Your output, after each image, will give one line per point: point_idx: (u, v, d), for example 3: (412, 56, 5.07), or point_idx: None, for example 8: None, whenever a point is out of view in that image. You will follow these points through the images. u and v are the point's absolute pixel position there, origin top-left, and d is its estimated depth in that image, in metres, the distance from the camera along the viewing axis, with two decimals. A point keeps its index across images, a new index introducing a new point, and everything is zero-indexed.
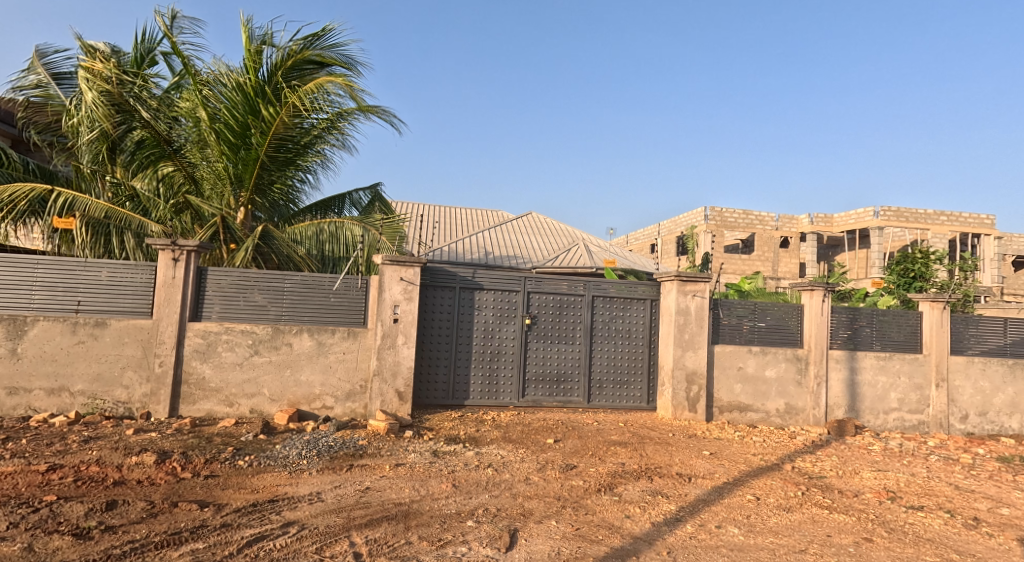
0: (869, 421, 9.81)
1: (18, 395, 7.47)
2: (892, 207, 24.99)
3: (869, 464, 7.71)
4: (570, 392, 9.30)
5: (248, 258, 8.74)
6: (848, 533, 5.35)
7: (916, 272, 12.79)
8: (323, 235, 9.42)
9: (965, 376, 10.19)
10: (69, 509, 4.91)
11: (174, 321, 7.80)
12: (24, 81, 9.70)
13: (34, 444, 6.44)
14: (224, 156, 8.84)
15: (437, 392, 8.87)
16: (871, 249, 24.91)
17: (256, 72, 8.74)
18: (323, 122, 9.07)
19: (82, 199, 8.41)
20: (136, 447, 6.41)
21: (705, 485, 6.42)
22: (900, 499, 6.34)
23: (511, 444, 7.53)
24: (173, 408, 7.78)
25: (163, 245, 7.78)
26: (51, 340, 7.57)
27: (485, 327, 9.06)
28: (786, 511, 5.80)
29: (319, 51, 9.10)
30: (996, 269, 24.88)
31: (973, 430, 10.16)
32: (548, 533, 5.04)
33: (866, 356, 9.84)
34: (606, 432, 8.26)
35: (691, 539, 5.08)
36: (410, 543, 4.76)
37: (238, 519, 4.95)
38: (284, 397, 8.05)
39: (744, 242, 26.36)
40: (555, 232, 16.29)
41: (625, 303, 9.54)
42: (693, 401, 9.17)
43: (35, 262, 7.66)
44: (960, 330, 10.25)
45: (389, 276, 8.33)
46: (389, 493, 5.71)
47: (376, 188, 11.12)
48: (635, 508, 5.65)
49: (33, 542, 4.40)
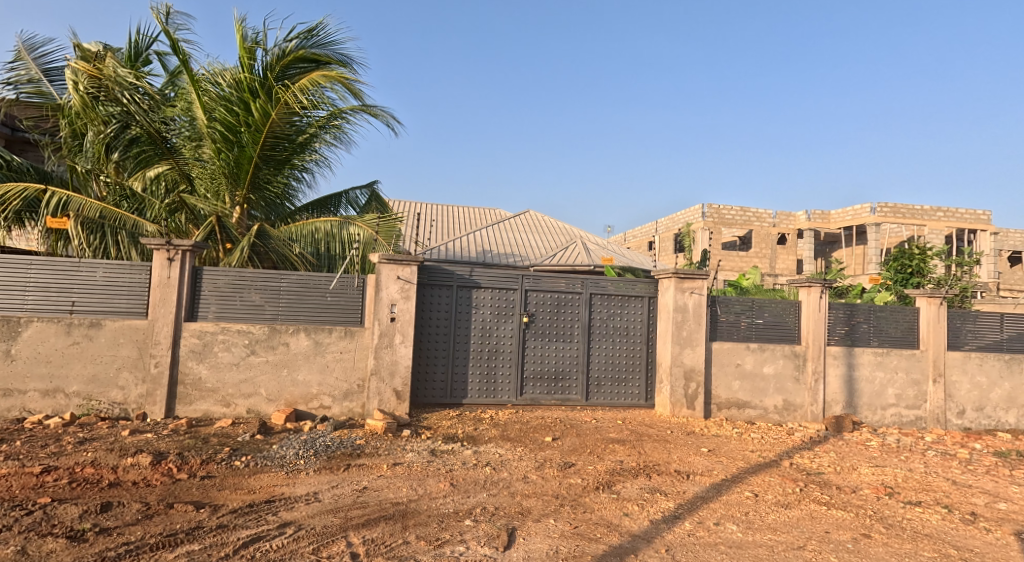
0: (867, 417, 9.82)
1: (13, 397, 7.45)
2: (889, 203, 25.08)
3: (867, 460, 7.71)
4: (568, 389, 9.29)
5: (244, 258, 8.80)
6: (847, 529, 5.35)
7: (914, 268, 12.81)
8: (318, 235, 9.34)
9: (962, 372, 10.19)
10: (63, 511, 4.88)
11: (170, 321, 7.77)
12: (16, 76, 9.62)
13: (30, 446, 6.41)
14: (219, 156, 8.78)
15: (435, 391, 8.85)
16: (869, 245, 24.90)
17: (251, 70, 8.72)
18: (319, 120, 9.05)
19: (75, 198, 8.33)
20: (132, 448, 6.39)
21: (703, 482, 6.41)
22: (898, 495, 6.33)
23: (509, 442, 7.51)
24: (170, 409, 7.76)
25: (158, 245, 7.75)
26: (46, 341, 7.54)
27: (483, 325, 9.04)
28: (784, 508, 5.79)
29: (315, 50, 9.09)
30: (993, 264, 24.58)
31: (971, 425, 10.17)
32: (546, 532, 5.03)
33: (864, 352, 9.84)
34: (604, 429, 8.24)
35: (690, 537, 5.07)
36: (408, 543, 4.75)
37: (234, 520, 4.93)
38: (281, 397, 8.02)
39: (742, 239, 26.42)
40: (553, 230, 16.29)
41: (623, 300, 9.53)
42: (690, 398, 9.17)
43: (28, 262, 7.62)
44: (957, 325, 10.26)
45: (386, 274, 8.31)
46: (386, 492, 5.69)
47: (373, 186, 11.11)
48: (633, 506, 5.64)
49: (27, 545, 4.38)
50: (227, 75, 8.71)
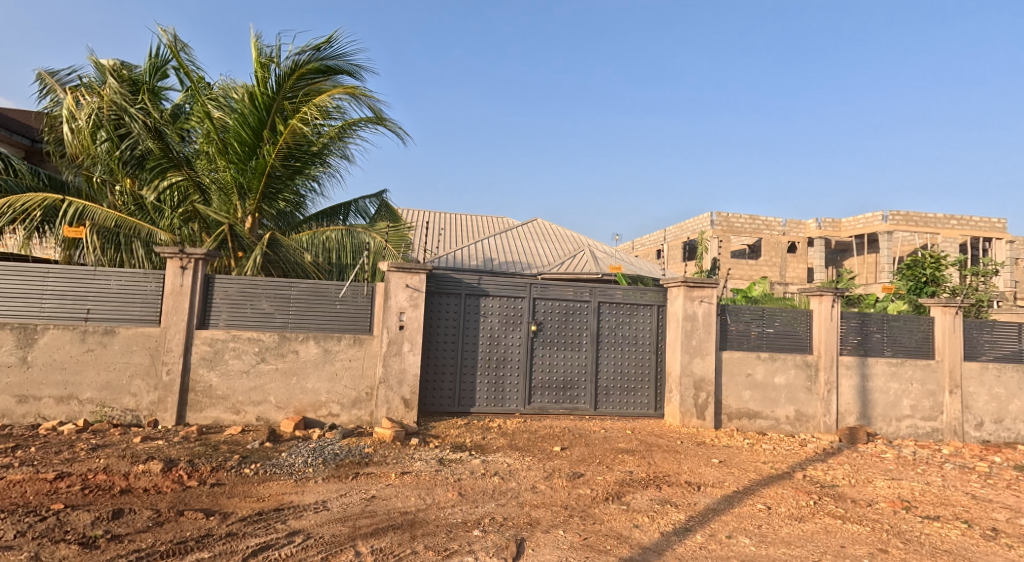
0: (881, 428, 9.67)
1: (28, 403, 7.46)
2: (902, 211, 24.86)
3: (882, 472, 7.60)
4: (577, 399, 9.23)
5: (256, 266, 8.66)
6: (863, 544, 5.25)
7: (928, 277, 12.70)
8: (328, 243, 9.38)
9: (979, 384, 10.04)
10: (76, 517, 4.87)
11: (182, 329, 7.78)
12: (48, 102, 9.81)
13: (43, 452, 6.42)
14: (234, 167, 8.87)
15: (443, 400, 8.81)
16: (881, 254, 24.66)
17: (265, 83, 8.74)
18: (330, 132, 9.06)
19: (93, 208, 8.40)
20: (143, 455, 6.38)
21: (714, 494, 6.33)
22: (915, 509, 6.22)
23: (518, 452, 7.45)
24: (180, 416, 7.76)
25: (171, 253, 7.78)
26: (61, 348, 7.57)
27: (490, 334, 8.99)
28: (798, 521, 5.69)
29: (328, 61, 9.07)
30: (1009, 273, 24.42)
31: (989, 438, 10.02)
32: (555, 543, 4.96)
33: (878, 362, 9.71)
34: (613, 439, 8.16)
35: (702, 549, 5.00)
36: (416, 553, 4.69)
37: (243, 528, 4.91)
38: (290, 405, 8.00)
39: (751, 247, 26.71)
40: (561, 239, 16.26)
41: (632, 309, 9.47)
42: (701, 408, 9.07)
43: (46, 270, 7.66)
44: (973, 336, 10.13)
45: (395, 283, 8.29)
46: (395, 501, 5.64)
47: (383, 196, 11.13)
48: (644, 517, 5.57)
49: (40, 551, 4.38)
50: (241, 88, 8.73)
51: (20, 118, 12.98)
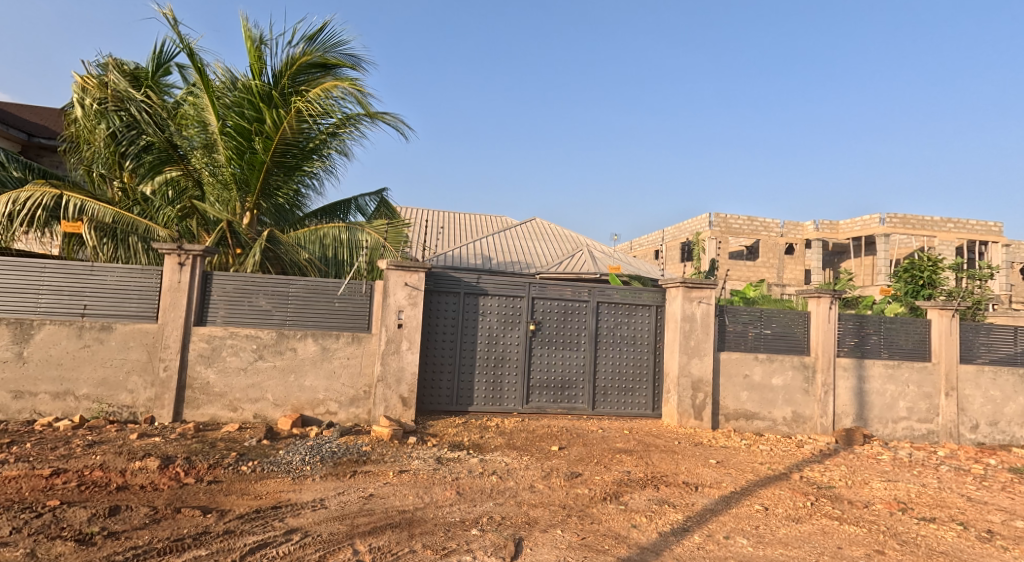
0: (878, 430, 9.71)
1: (23, 399, 7.45)
2: (898, 215, 24.95)
3: (878, 474, 7.64)
4: (574, 398, 9.25)
5: (256, 263, 8.67)
6: (860, 545, 5.27)
7: (924, 280, 12.75)
8: (327, 241, 9.39)
9: (975, 386, 10.10)
10: (71, 514, 4.86)
11: (180, 325, 7.77)
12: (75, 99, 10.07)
13: (39, 447, 6.42)
14: (232, 163, 8.81)
15: (441, 398, 8.82)
16: (877, 256, 24.77)
17: (263, 77, 8.80)
18: (329, 127, 9.08)
19: (90, 203, 8.37)
20: (140, 452, 6.37)
21: (712, 494, 6.35)
22: (911, 511, 6.24)
23: (515, 451, 7.46)
24: (178, 413, 7.75)
25: (169, 249, 7.75)
26: (57, 344, 7.55)
27: (489, 332, 9.00)
28: (795, 522, 5.72)
29: (325, 55, 9.14)
30: (1005, 277, 24.46)
31: (984, 440, 10.07)
32: (553, 542, 4.98)
33: (875, 364, 9.74)
34: (611, 439, 8.17)
35: (699, 550, 5.01)
36: (414, 552, 4.70)
37: (240, 526, 4.91)
38: (287, 403, 8.00)
39: (749, 249, 26.78)
40: (561, 238, 16.33)
41: (630, 309, 9.49)
42: (699, 408, 9.09)
43: (42, 265, 7.63)
44: (969, 338, 10.17)
45: (394, 281, 8.29)
46: (393, 500, 5.65)
47: (381, 194, 11.11)
48: (641, 517, 5.58)
49: (36, 548, 4.37)
50: (239, 82, 8.77)
51: (15, 113, 12.93)
